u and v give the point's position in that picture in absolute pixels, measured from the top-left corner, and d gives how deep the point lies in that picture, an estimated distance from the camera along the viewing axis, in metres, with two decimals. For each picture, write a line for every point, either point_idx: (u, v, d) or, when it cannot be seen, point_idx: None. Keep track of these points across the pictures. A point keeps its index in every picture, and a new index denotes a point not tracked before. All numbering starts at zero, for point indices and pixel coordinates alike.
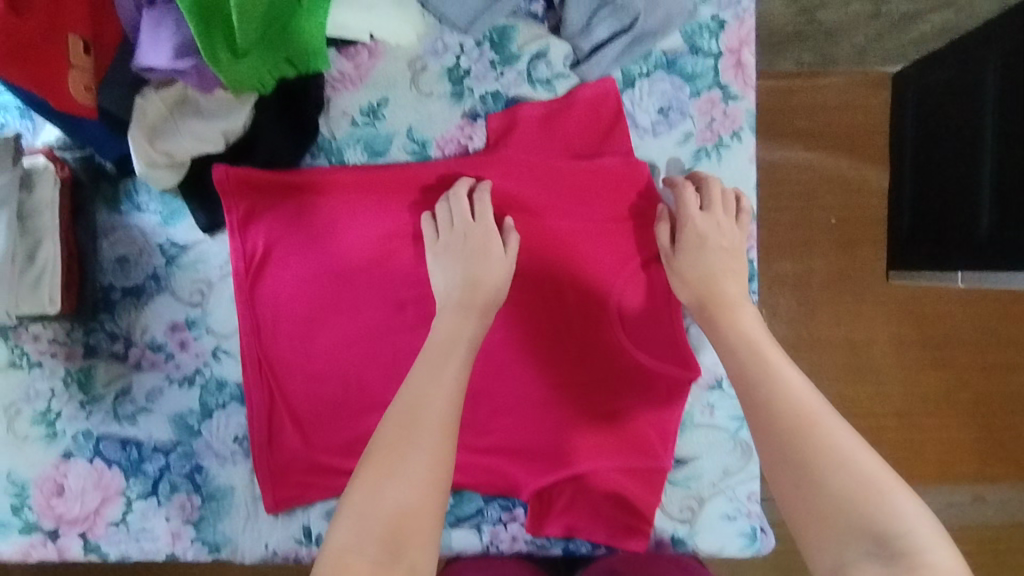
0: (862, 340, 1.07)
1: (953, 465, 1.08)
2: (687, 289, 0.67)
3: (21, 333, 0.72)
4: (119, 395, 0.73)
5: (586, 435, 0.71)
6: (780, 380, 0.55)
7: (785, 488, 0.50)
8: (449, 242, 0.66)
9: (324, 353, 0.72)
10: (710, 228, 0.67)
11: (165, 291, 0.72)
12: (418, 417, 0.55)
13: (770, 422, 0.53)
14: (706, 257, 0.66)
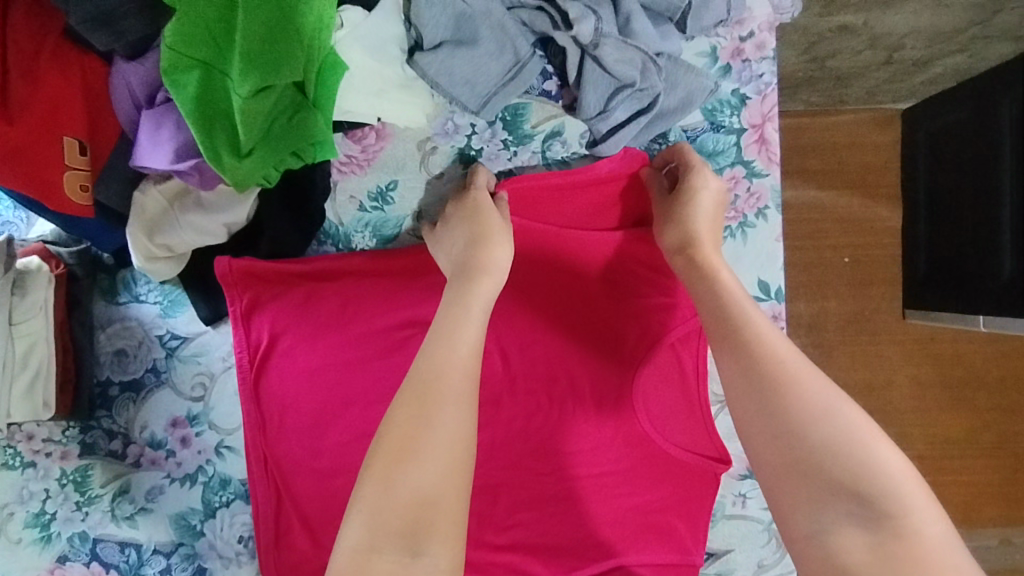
0: (881, 382, 0.98)
1: (978, 508, 1.01)
2: (668, 230, 0.62)
3: (14, 432, 0.69)
4: (117, 495, 0.69)
5: (612, 530, 0.67)
6: (756, 334, 0.51)
7: (770, 447, 0.47)
8: (447, 217, 0.63)
9: (334, 448, 0.69)
10: (699, 179, 0.63)
11: (165, 385, 0.69)
12: (436, 393, 0.48)
13: (762, 382, 0.49)
14: (688, 204, 0.62)
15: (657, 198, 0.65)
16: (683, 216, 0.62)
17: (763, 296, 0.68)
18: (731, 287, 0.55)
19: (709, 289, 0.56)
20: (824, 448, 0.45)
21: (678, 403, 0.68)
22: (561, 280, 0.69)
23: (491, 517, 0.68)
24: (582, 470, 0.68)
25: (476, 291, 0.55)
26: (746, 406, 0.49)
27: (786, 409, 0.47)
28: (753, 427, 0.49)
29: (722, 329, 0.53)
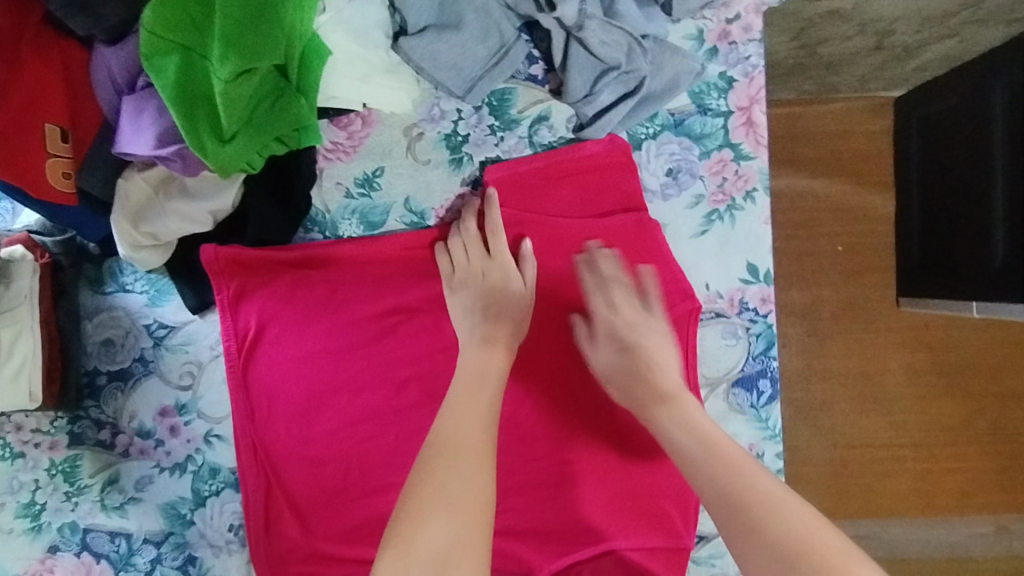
0: (874, 369, 0.96)
1: (973, 496, 0.97)
2: (624, 397, 0.61)
3: (3, 422, 0.69)
4: (106, 485, 0.69)
5: (603, 515, 0.67)
6: (745, 471, 0.51)
7: (762, 569, 0.46)
8: (465, 279, 0.64)
9: (323, 436, 0.68)
10: (646, 322, 0.62)
11: (153, 374, 0.69)
12: (454, 459, 0.51)
13: (756, 516, 0.48)
14: (638, 355, 0.61)
15: (595, 309, 0.63)
16: (631, 379, 0.60)
17: (750, 279, 0.67)
18: (696, 417, 0.56)
19: (674, 432, 0.56)
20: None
21: None
22: (550, 265, 0.68)
23: None
24: (572, 455, 0.68)
25: (494, 362, 0.59)
26: (732, 532, 0.49)
27: (767, 535, 0.47)
28: (739, 551, 0.48)
29: (694, 474, 0.53)
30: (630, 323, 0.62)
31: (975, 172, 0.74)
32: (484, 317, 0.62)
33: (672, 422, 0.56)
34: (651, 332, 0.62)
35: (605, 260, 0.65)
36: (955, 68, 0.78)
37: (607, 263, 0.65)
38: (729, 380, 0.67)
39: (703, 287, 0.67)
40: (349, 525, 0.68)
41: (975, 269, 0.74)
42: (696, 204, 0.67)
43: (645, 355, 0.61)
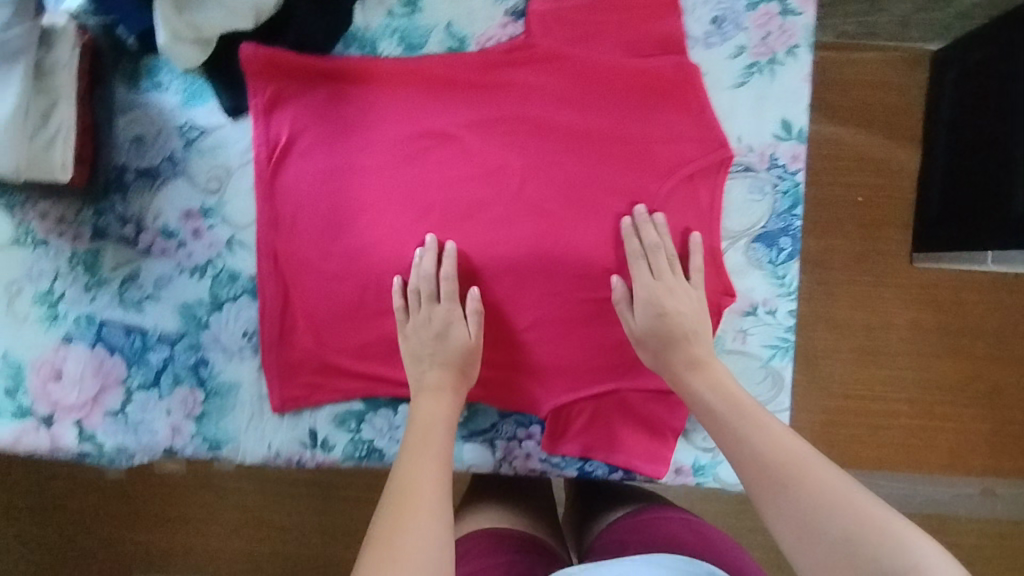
0: (879, 323, 0.98)
1: (964, 456, 1.00)
2: (664, 357, 0.63)
3: (28, 210, 0.69)
4: (127, 280, 0.70)
5: (611, 356, 0.67)
6: (768, 430, 0.55)
7: (787, 514, 0.49)
8: (416, 322, 0.66)
9: (345, 253, 0.68)
10: (694, 297, 0.65)
11: (181, 176, 0.69)
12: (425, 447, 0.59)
13: (773, 465, 0.52)
14: (681, 323, 0.63)
15: (640, 279, 0.65)
16: (675, 342, 0.63)
17: (783, 135, 0.67)
18: (729, 381, 0.60)
19: (707, 395, 0.59)
20: (831, 515, 0.47)
21: (687, 233, 0.67)
22: (586, 101, 0.67)
23: (493, 334, 0.69)
24: (586, 293, 0.68)
25: (445, 400, 0.63)
26: (760, 491, 0.51)
27: (793, 484, 0.50)
28: (767, 508, 0.51)
29: (724, 434, 0.57)
30: (680, 295, 0.64)
31: (1001, 105, 0.77)
32: (431, 361, 0.65)
33: (706, 388, 0.60)
34: (689, 304, 0.64)
35: (650, 232, 0.65)
36: (1003, 16, 0.78)
37: (658, 238, 0.65)
38: (750, 236, 0.67)
39: (734, 139, 0.67)
40: (362, 341, 0.69)
41: (980, 216, 0.81)
42: (738, 55, 0.67)
43: (683, 331, 0.63)
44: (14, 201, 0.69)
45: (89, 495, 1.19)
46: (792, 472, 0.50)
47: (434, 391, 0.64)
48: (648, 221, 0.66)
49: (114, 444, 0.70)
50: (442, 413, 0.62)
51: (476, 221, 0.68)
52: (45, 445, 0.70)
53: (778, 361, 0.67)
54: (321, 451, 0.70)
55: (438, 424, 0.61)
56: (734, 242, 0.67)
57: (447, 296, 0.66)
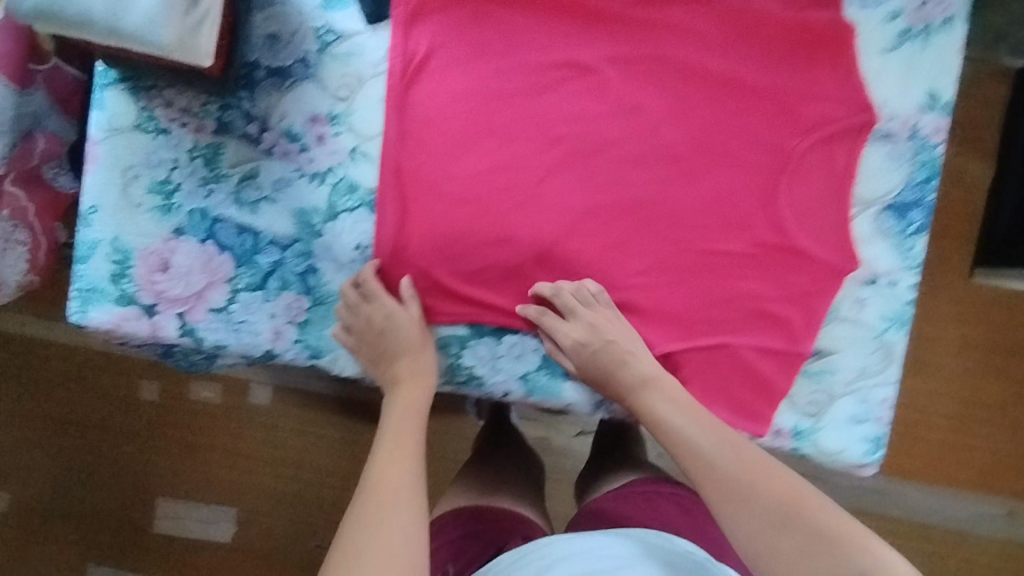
0: (931, 337, 1.05)
1: (996, 476, 1.07)
2: (609, 384, 0.67)
3: (153, 96, 0.68)
4: (245, 179, 0.69)
5: (724, 309, 0.66)
6: (723, 437, 0.61)
7: (750, 516, 0.55)
8: (363, 334, 0.68)
9: (468, 176, 0.67)
10: (604, 325, 0.66)
11: (311, 79, 0.68)
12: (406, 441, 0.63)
13: (733, 473, 0.58)
14: (607, 353, 0.66)
15: (553, 331, 0.66)
16: (604, 375, 0.67)
17: (928, 105, 0.66)
18: (681, 391, 0.65)
19: (662, 409, 0.64)
20: (787, 514, 0.54)
21: (821, 194, 0.65)
22: (734, 48, 0.65)
23: (607, 276, 0.68)
24: (708, 244, 0.66)
25: (405, 396, 0.67)
26: (724, 496, 0.58)
27: (754, 496, 0.56)
28: (731, 511, 0.57)
29: (682, 448, 0.62)
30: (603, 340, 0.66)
31: None
32: (398, 360, 0.68)
33: (661, 403, 0.64)
34: (612, 348, 0.66)
35: (550, 288, 0.67)
36: None
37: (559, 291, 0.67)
38: (882, 203, 0.66)
39: (878, 104, 0.66)
40: (474, 267, 0.68)
41: None
42: (893, 19, 0.66)
43: (612, 372, 0.66)
44: (141, 85, 0.68)
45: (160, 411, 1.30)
46: (752, 486, 0.57)
47: (409, 379, 0.68)
48: (544, 288, 0.67)
49: (215, 341, 0.70)
50: (417, 399, 0.67)
51: (606, 157, 0.66)
52: (146, 334, 0.70)
53: (892, 334, 0.67)
54: None
55: (413, 427, 0.65)
56: (863, 210, 0.66)
57: (377, 300, 0.67)
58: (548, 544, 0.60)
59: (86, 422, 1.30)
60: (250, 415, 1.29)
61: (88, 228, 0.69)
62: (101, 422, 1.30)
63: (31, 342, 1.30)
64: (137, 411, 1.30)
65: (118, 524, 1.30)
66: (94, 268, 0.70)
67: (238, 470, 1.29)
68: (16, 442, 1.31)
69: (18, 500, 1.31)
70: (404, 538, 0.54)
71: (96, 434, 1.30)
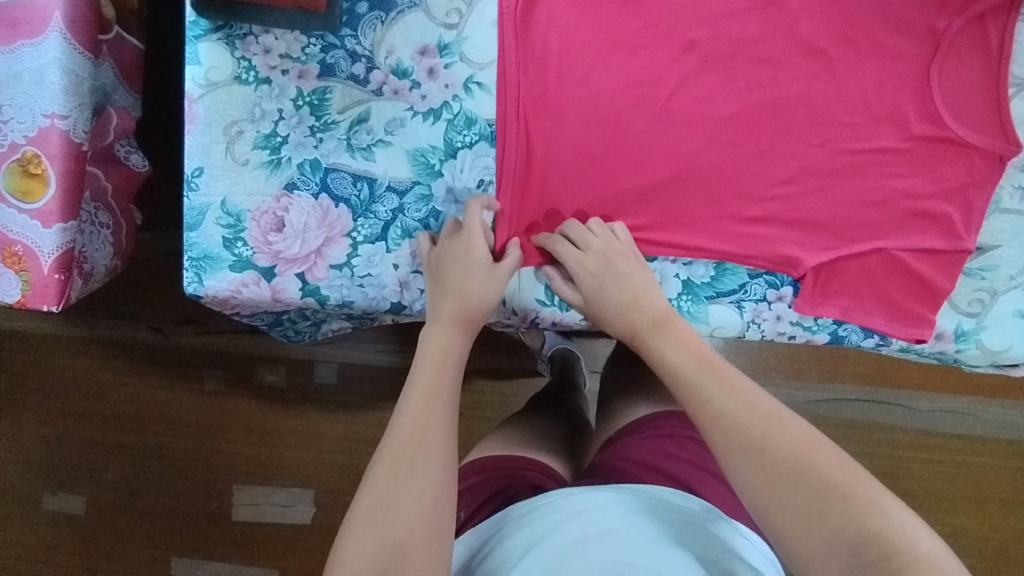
0: None
1: None
2: (615, 323, 0.61)
3: (250, 44, 0.64)
4: (355, 123, 0.65)
5: (873, 211, 0.64)
6: (737, 390, 0.51)
7: (759, 478, 0.47)
8: (443, 252, 0.62)
9: (594, 96, 0.64)
10: (619, 259, 0.61)
11: (418, 8, 0.64)
12: (433, 404, 0.55)
13: (741, 428, 0.49)
14: (614, 288, 0.61)
15: (564, 259, 0.62)
16: (610, 312, 0.61)
17: None
18: (693, 338, 0.57)
19: (673, 354, 0.55)
20: (805, 478, 0.45)
21: (972, 79, 0.62)
22: None
23: (749, 189, 0.64)
24: (856, 144, 0.63)
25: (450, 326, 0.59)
26: (729, 456, 0.49)
27: (765, 453, 0.47)
28: (737, 472, 0.48)
29: (685, 394, 0.53)
30: (617, 273, 0.61)
31: None
32: (450, 293, 0.60)
33: (669, 346, 0.56)
34: (622, 283, 0.61)
35: (572, 229, 0.63)
36: None
37: (575, 232, 0.62)
38: None
39: None
40: (608, 194, 0.65)
41: None
42: None
43: (628, 308, 0.60)
44: (235, 33, 0.64)
45: (224, 395, 1.25)
46: (758, 437, 0.48)
47: (451, 322, 0.59)
48: (567, 225, 0.63)
49: (340, 299, 0.67)
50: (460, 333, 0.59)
51: (740, 62, 0.63)
52: (266, 299, 0.67)
53: None
54: (558, 310, 0.67)
55: (447, 369, 0.57)
56: (1020, 89, 0.62)
57: (479, 233, 0.61)
58: (563, 499, 0.60)
59: (152, 417, 1.25)
60: (318, 396, 1.24)
61: (193, 192, 0.66)
62: (166, 416, 1.25)
63: (82, 340, 1.24)
64: (201, 402, 1.25)
65: (192, 519, 1.25)
66: (205, 234, 0.66)
67: (310, 453, 1.24)
68: (80, 446, 1.25)
69: (87, 505, 1.25)
70: (425, 505, 0.50)
71: (162, 428, 1.25)
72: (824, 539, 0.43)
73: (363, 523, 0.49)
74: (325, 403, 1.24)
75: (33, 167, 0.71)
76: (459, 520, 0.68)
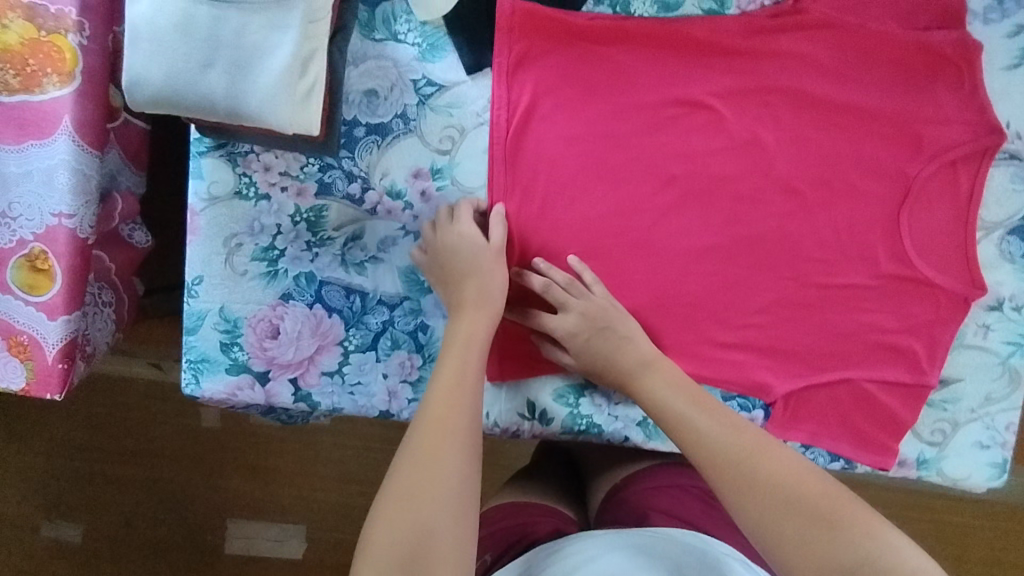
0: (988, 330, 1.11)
1: None
2: (605, 377, 0.64)
3: (251, 161, 0.67)
4: (350, 241, 0.69)
5: (842, 342, 0.66)
6: (728, 423, 0.56)
7: (757, 503, 0.51)
8: (440, 246, 0.64)
9: (579, 225, 0.66)
10: (601, 314, 0.63)
11: (413, 134, 0.67)
12: (444, 429, 0.55)
13: (738, 458, 0.54)
14: (601, 341, 0.63)
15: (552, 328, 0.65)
16: (601, 367, 0.64)
17: None
18: (678, 376, 0.62)
19: (665, 392, 0.60)
20: (799, 500, 0.51)
21: (942, 222, 0.65)
22: (854, 76, 0.63)
23: (726, 316, 0.67)
24: (829, 279, 0.66)
25: (459, 327, 0.62)
26: (727, 483, 0.53)
27: (760, 479, 0.52)
28: (737, 498, 0.52)
29: (681, 428, 0.57)
30: (603, 329, 0.63)
31: None
32: (467, 281, 0.63)
33: (659, 384, 0.61)
34: (611, 339, 0.63)
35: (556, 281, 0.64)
36: None
37: (557, 288, 0.64)
38: (1006, 227, 0.65)
39: (1002, 126, 0.63)
40: None
41: None
42: (1017, 33, 0.63)
43: (617, 363, 0.63)
44: (238, 151, 0.67)
45: (222, 435, 1.28)
46: (753, 468, 0.53)
47: (475, 305, 0.62)
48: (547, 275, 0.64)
49: (330, 404, 0.70)
50: (478, 325, 0.61)
51: (721, 197, 0.66)
52: (260, 401, 0.70)
53: (1018, 359, 0.66)
54: (540, 423, 0.69)
55: (471, 366, 0.59)
56: (988, 233, 0.65)
57: (468, 220, 0.64)
58: (584, 541, 0.62)
59: (149, 456, 1.28)
60: (313, 440, 1.27)
61: (192, 299, 0.69)
62: (164, 453, 1.28)
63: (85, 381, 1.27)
64: (200, 440, 1.28)
65: (187, 555, 1.28)
66: (204, 339, 0.69)
67: (304, 493, 1.27)
68: (78, 483, 1.28)
69: (84, 535, 1.29)
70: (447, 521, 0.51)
71: (159, 467, 1.28)
72: (818, 557, 0.48)
73: (390, 519, 0.51)
74: (319, 449, 1.27)
75: (39, 262, 0.74)
76: (485, 564, 0.69)
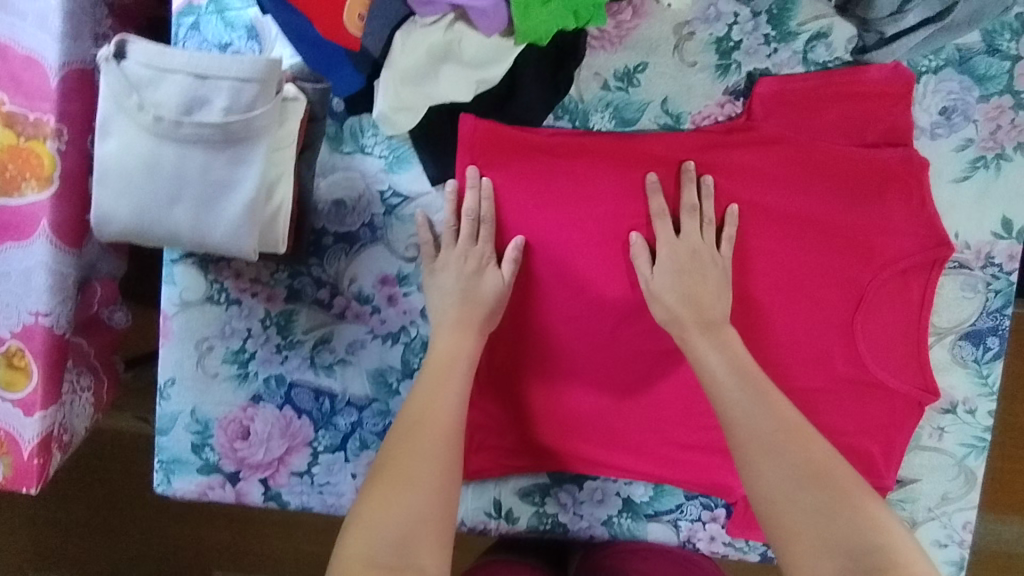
0: None
1: None
2: (674, 311, 0.63)
3: (222, 268, 0.69)
4: (319, 343, 0.70)
5: None
6: (769, 401, 0.58)
7: (779, 470, 0.55)
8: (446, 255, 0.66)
9: (542, 330, 0.68)
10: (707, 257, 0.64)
11: (380, 242, 0.68)
12: (428, 423, 0.59)
13: (773, 437, 0.56)
14: (689, 283, 0.63)
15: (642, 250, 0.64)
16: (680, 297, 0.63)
17: (1002, 234, 0.66)
18: (738, 347, 0.62)
19: (716, 359, 0.61)
20: (825, 482, 0.54)
21: (896, 329, 0.67)
22: (807, 189, 0.65)
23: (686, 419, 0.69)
24: (788, 383, 0.67)
25: (461, 347, 0.63)
26: (755, 453, 0.56)
27: (785, 453, 0.55)
28: (763, 470, 0.55)
29: (718, 397, 0.59)
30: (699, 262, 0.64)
31: None
32: (460, 300, 0.65)
33: (710, 348, 0.61)
34: (699, 276, 0.64)
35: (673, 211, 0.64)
36: None
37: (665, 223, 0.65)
38: (957, 332, 0.67)
39: (950, 238, 0.65)
40: (554, 419, 0.69)
41: None
42: (964, 148, 0.65)
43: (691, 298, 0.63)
44: (209, 259, 0.68)
45: None
46: (783, 441, 0.56)
47: (460, 327, 0.64)
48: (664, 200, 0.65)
49: (300, 503, 0.71)
50: (467, 345, 0.64)
51: None
52: (231, 500, 0.71)
53: (973, 460, 0.68)
54: (506, 522, 0.70)
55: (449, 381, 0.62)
56: (940, 338, 0.67)
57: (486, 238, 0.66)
58: None
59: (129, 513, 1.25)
60: None
61: (164, 401, 0.70)
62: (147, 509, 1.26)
63: None
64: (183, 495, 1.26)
65: None
66: (175, 440, 0.71)
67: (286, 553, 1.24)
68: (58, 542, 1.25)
69: None
70: (427, 509, 0.55)
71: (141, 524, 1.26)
72: (823, 531, 0.52)
73: (379, 499, 0.55)
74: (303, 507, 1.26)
75: (16, 359, 0.74)
76: None
